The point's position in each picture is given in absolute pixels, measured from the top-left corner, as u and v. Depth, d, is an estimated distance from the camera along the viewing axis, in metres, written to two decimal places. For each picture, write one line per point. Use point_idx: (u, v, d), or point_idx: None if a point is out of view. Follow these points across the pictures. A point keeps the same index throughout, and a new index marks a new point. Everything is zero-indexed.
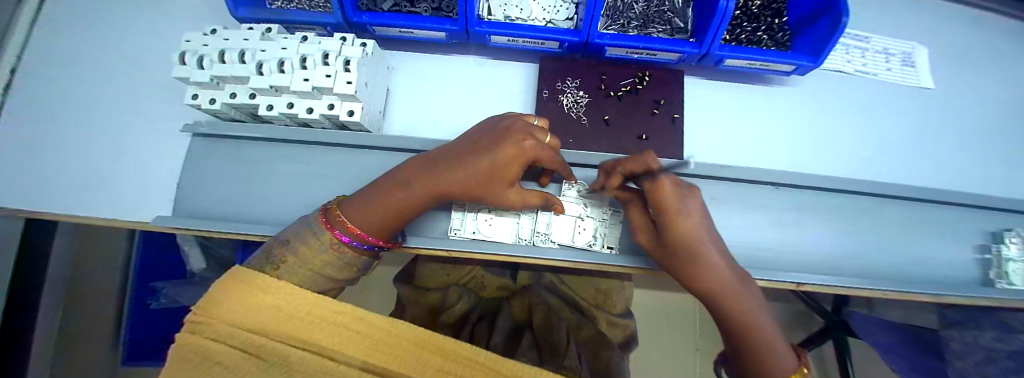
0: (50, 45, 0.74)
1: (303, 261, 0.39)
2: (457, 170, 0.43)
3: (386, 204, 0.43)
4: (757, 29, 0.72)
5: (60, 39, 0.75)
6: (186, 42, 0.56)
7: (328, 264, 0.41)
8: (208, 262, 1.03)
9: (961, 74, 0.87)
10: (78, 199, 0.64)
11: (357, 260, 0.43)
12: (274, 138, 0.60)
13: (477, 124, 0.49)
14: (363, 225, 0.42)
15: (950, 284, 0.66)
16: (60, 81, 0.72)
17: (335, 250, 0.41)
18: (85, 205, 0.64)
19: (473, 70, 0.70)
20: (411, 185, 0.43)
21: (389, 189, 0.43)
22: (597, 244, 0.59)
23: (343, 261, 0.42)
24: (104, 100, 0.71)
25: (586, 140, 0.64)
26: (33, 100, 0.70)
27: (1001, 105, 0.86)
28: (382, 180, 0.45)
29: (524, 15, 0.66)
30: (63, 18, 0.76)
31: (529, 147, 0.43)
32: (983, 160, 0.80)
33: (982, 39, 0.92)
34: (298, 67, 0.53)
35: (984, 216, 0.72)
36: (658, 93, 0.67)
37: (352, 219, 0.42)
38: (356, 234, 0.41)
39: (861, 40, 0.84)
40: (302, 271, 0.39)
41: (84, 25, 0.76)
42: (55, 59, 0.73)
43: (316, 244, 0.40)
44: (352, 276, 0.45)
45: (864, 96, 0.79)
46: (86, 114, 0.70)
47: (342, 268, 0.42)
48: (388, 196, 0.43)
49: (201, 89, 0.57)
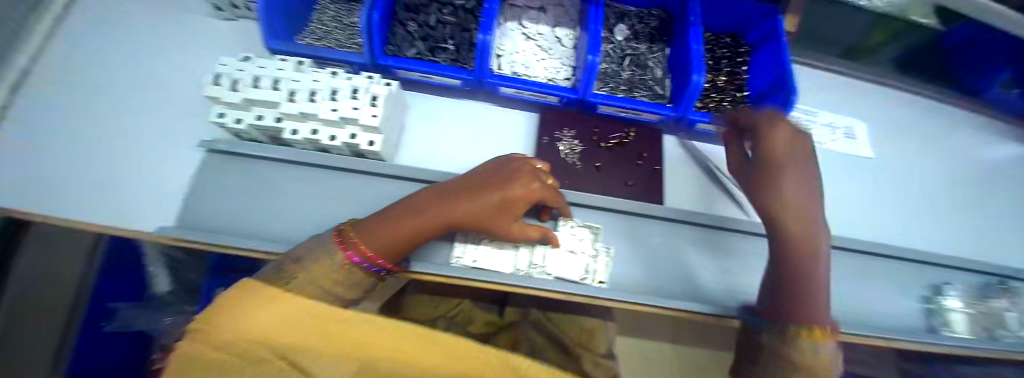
0: (75, 56, 0.78)
1: (313, 276, 0.41)
2: (469, 202, 0.48)
3: (397, 228, 0.46)
4: (723, 99, 0.85)
5: (86, 52, 0.79)
6: (221, 66, 0.62)
7: (336, 281, 0.43)
8: (175, 284, 0.89)
9: (895, 146, 1.03)
10: (73, 205, 0.64)
11: (363, 279, 0.46)
12: (294, 160, 0.65)
13: (486, 161, 0.56)
14: (374, 248, 0.44)
15: (901, 330, 0.73)
16: (79, 90, 0.75)
17: (343, 269, 0.43)
18: (79, 211, 0.63)
19: (481, 114, 0.78)
20: (425, 212, 0.47)
21: (402, 215, 0.47)
22: (590, 279, 0.62)
23: (348, 278, 0.44)
24: (120, 110, 0.74)
25: (580, 182, 0.71)
26: (45, 104, 0.73)
27: (930, 173, 1.01)
28: (393, 207, 0.49)
29: (529, 72, 0.77)
30: (93, 33, 0.81)
31: (536, 188, 0.51)
32: (921, 219, 0.92)
33: (908, 116, 1.10)
34: (326, 98, 0.60)
35: (926, 270, 0.81)
36: (642, 147, 0.77)
37: (363, 242, 0.44)
38: (365, 257, 0.44)
39: (810, 114, 0.99)
40: (312, 286, 0.41)
41: (114, 43, 0.81)
42: (78, 71, 0.77)
43: (327, 262, 0.42)
44: (355, 297, 0.47)
45: (815, 161, 0.92)
46: (99, 122, 0.72)
47: (348, 286, 0.44)
48: (400, 222, 0.46)
49: (229, 109, 0.62)
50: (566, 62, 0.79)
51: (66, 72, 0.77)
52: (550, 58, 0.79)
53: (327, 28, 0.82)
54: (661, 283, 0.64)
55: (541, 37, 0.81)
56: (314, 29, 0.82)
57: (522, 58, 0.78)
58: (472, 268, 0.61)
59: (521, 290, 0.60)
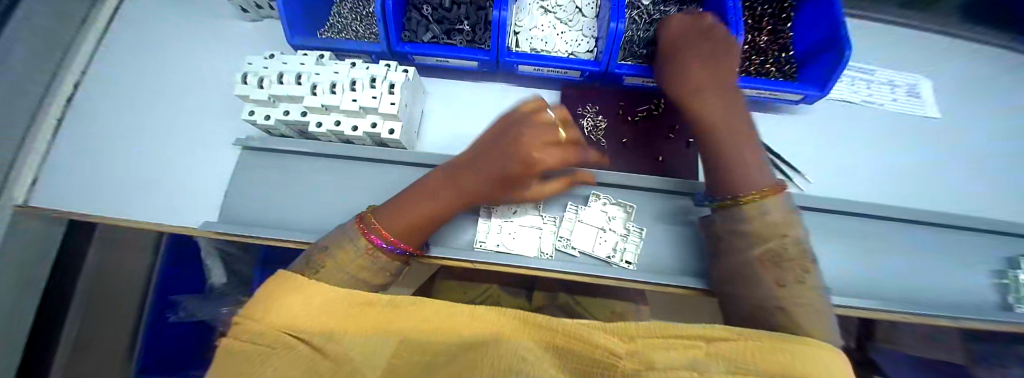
0: (115, 66, 0.83)
1: (342, 264, 0.42)
2: (478, 180, 0.46)
3: (416, 211, 0.46)
4: (766, 61, 0.76)
5: (124, 60, 0.84)
6: (248, 65, 0.63)
7: (363, 268, 0.43)
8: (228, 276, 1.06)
9: (968, 104, 0.91)
10: (131, 204, 0.69)
11: (389, 263, 0.45)
12: (320, 153, 0.66)
13: (490, 126, 0.50)
14: (396, 231, 0.44)
15: (966, 309, 0.67)
16: (124, 98, 0.80)
17: (367, 254, 0.43)
18: (134, 210, 0.69)
19: (500, 96, 0.76)
20: (439, 194, 0.47)
21: (419, 198, 0.47)
22: (617, 258, 0.61)
23: (373, 264, 0.44)
24: (158, 114, 0.78)
25: (606, 160, 0.68)
26: (95, 112, 0.78)
27: (1012, 134, 0.89)
28: (406, 192, 0.48)
29: (549, 47, 0.73)
30: (128, 42, 0.86)
31: (543, 158, 0.45)
32: (999, 185, 0.82)
33: (984, 69, 0.97)
34: (347, 89, 0.59)
35: (995, 242, 0.74)
36: (673, 119, 0.71)
37: (382, 227, 0.44)
38: (385, 242, 0.44)
39: (866, 72, 0.88)
40: (342, 274, 0.42)
41: (147, 50, 0.85)
42: (120, 80, 0.82)
43: (352, 251, 0.43)
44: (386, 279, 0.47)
45: (876, 124, 0.82)
46: (142, 127, 0.77)
47: (377, 270, 0.44)
48: (418, 205, 0.46)
49: (257, 106, 0.63)
50: (589, 33, 0.74)
51: (111, 81, 0.82)
52: (570, 31, 0.74)
53: (343, 19, 0.81)
54: (695, 262, 0.61)
55: (560, 8, 0.76)
56: (331, 21, 0.81)
57: (541, 33, 0.74)
58: (496, 251, 0.61)
59: (549, 273, 0.60)
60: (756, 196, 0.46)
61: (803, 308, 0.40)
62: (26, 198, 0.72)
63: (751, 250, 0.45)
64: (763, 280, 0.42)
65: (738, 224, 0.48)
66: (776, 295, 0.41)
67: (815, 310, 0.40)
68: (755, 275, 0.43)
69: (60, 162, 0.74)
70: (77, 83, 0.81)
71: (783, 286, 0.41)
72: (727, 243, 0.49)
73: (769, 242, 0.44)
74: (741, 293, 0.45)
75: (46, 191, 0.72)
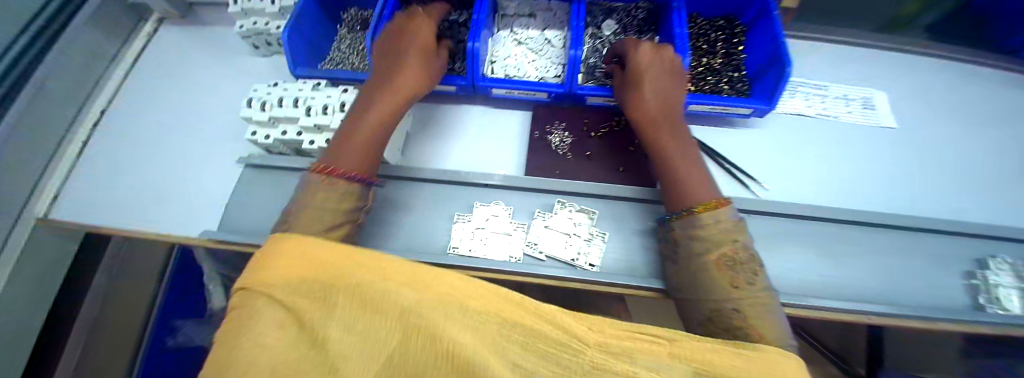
0: (135, 93, 0.95)
1: (309, 201, 0.47)
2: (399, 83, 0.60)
3: (356, 144, 0.53)
4: (719, 81, 0.84)
5: (144, 89, 0.96)
6: (254, 91, 0.73)
7: (326, 198, 0.48)
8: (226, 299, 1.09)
9: (928, 114, 0.95)
10: (138, 217, 0.76)
11: (349, 190, 0.50)
12: (312, 168, 0.73)
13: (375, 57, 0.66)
14: (348, 159, 0.52)
15: (945, 311, 0.66)
16: (142, 124, 0.90)
17: (325, 185, 0.49)
18: (142, 220, 0.76)
19: (477, 117, 0.83)
20: (375, 114, 0.56)
21: (354, 130, 0.54)
22: (581, 261, 0.65)
23: (333, 192, 0.49)
24: (171, 135, 0.87)
25: (572, 171, 0.74)
26: (114, 133, 0.89)
27: (976, 140, 0.92)
28: (343, 132, 0.55)
29: (520, 73, 0.82)
30: (149, 73, 0.98)
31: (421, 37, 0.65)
32: (966, 189, 0.84)
33: (942, 81, 1.02)
34: (337, 111, 0.68)
35: (965, 243, 0.73)
36: (634, 134, 0.78)
37: (327, 168, 0.50)
38: (336, 175, 0.49)
39: (820, 89, 0.95)
40: (310, 210, 0.47)
41: (166, 83, 0.96)
42: (140, 109, 0.92)
43: (314, 189, 0.48)
44: (352, 212, 0.51)
45: (832, 134, 0.87)
46: (155, 146, 0.86)
47: (340, 198, 0.49)
48: (354, 139, 0.54)
49: (259, 127, 0.71)
50: (556, 61, 0.83)
51: (132, 110, 0.92)
52: (540, 59, 0.84)
53: (341, 52, 0.92)
54: (655, 265, 0.64)
55: (531, 40, 0.86)
56: (331, 54, 0.92)
57: (513, 60, 0.83)
58: (469, 256, 0.65)
59: (517, 276, 0.64)
60: (707, 208, 0.49)
61: (752, 308, 0.42)
62: (46, 212, 0.79)
63: (707, 254, 0.46)
64: (720, 282, 0.44)
65: (696, 230, 0.49)
66: (732, 297, 0.42)
67: (767, 308, 0.42)
68: (712, 277, 0.45)
69: (77, 181, 0.82)
70: (102, 113, 0.92)
71: (737, 287, 0.43)
72: (683, 248, 0.51)
73: (724, 246, 0.46)
74: (698, 294, 0.46)
75: (63, 205, 0.80)
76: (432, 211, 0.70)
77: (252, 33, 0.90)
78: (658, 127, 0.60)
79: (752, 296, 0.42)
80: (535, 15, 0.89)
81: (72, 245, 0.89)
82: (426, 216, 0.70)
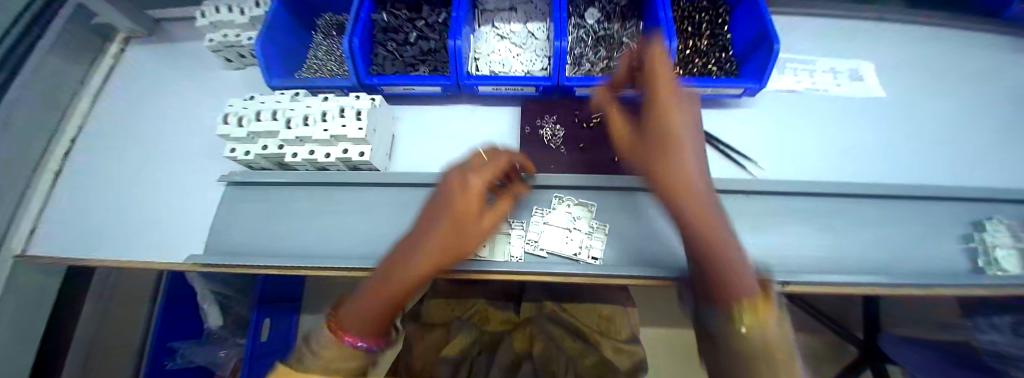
0: (108, 115, 0.91)
1: (324, 354, 0.41)
2: (433, 226, 0.49)
3: (380, 301, 0.44)
4: (707, 63, 0.84)
5: (117, 110, 0.91)
6: (230, 107, 0.69)
7: (338, 355, 0.41)
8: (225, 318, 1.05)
9: (914, 80, 0.96)
10: (121, 246, 0.73)
11: (359, 355, 0.43)
12: (299, 181, 0.71)
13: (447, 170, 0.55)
14: (358, 331, 0.43)
15: (946, 276, 0.66)
16: (118, 151, 0.85)
17: (336, 347, 0.41)
18: (127, 245, 0.73)
19: (466, 115, 0.82)
20: (408, 267, 0.46)
21: (386, 277, 0.47)
22: (584, 256, 0.64)
23: (342, 353, 0.42)
24: (150, 156, 0.84)
25: (566, 165, 0.72)
26: (87, 159, 0.85)
27: (963, 104, 0.92)
28: (368, 281, 0.47)
29: (506, 68, 0.80)
30: (121, 95, 0.94)
31: (492, 164, 0.54)
32: (957, 153, 0.84)
33: (926, 47, 1.03)
34: (319, 121, 0.64)
35: (960, 206, 0.73)
36: (626, 122, 0.76)
37: (343, 318, 0.43)
38: (344, 341, 0.41)
39: (807, 63, 0.95)
40: (318, 363, 0.41)
41: (136, 107, 0.91)
42: (115, 135, 0.88)
43: (328, 347, 0.41)
44: (357, 369, 0.44)
45: (823, 108, 0.87)
46: (135, 167, 0.83)
47: (348, 360, 0.43)
48: (380, 292, 0.45)
49: (239, 144, 0.68)
50: (542, 53, 0.81)
51: (104, 137, 0.87)
52: (525, 52, 0.82)
53: (318, 60, 0.89)
54: (657, 253, 0.64)
55: (514, 34, 0.84)
56: (308, 62, 0.89)
57: (498, 56, 0.81)
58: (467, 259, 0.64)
59: (518, 275, 0.62)
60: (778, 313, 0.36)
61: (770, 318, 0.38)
62: (23, 247, 0.76)
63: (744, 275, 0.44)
64: None
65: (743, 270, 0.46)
66: None
67: None
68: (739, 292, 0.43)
69: (56, 213, 0.78)
70: (74, 139, 0.87)
71: None
72: None
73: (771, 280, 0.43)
74: None
75: (40, 240, 0.76)
76: None
77: (224, 46, 0.86)
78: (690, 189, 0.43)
79: (762, 276, 0.35)
80: (516, 8, 0.86)
81: (53, 280, 0.85)
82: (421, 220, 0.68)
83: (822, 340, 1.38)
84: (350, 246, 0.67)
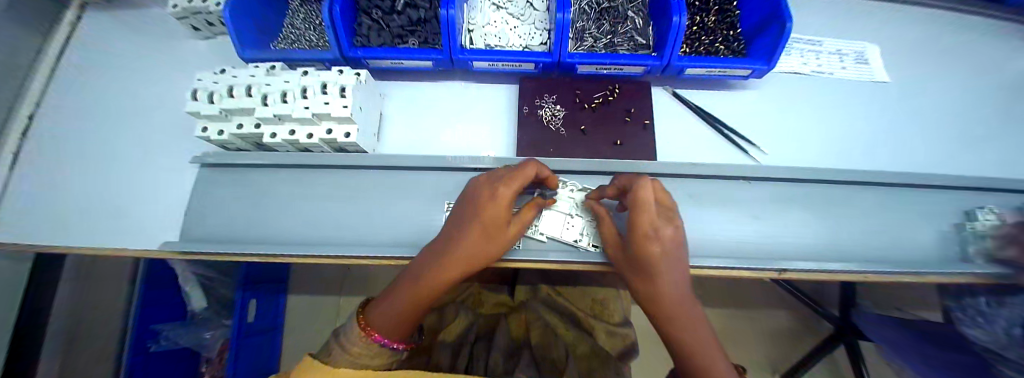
0: (60, 86, 0.81)
1: (349, 348, 0.50)
2: (456, 245, 0.51)
3: (404, 306, 0.52)
4: (714, 41, 0.80)
5: (70, 81, 0.82)
6: (198, 81, 0.60)
7: (360, 353, 0.50)
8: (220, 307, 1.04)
9: (918, 65, 0.94)
10: (86, 230, 0.67)
11: (382, 350, 0.51)
12: (280, 163, 0.66)
13: (471, 183, 0.54)
14: (382, 330, 0.50)
15: (937, 263, 0.67)
16: (76, 124, 0.77)
17: (362, 343, 0.49)
18: (93, 229, 0.67)
19: (460, 93, 0.77)
20: (431, 278, 0.51)
21: (410, 284, 0.52)
22: (584, 241, 0.62)
23: (368, 352, 0.50)
24: (114, 132, 0.76)
25: (566, 148, 0.69)
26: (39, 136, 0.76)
27: (963, 91, 0.91)
28: (395, 282, 0.55)
29: (503, 42, 0.74)
30: (74, 64, 0.84)
31: (520, 179, 0.50)
32: (953, 140, 0.84)
33: (932, 30, 1.00)
34: (299, 97, 0.58)
35: (955, 194, 0.73)
36: (628, 103, 0.73)
37: (370, 322, 0.50)
38: (372, 338, 0.49)
39: (814, 44, 0.92)
40: (346, 357, 0.50)
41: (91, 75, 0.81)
42: (74, 106, 0.79)
43: (355, 344, 0.50)
44: (383, 363, 0.54)
45: (827, 92, 0.85)
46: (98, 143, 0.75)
47: (373, 356, 0.51)
48: (407, 296, 0.52)
49: (211, 122, 0.61)
50: (541, 26, 0.76)
51: (55, 108, 0.77)
52: (522, 25, 0.76)
53: (296, 29, 0.81)
54: None
55: (511, 4, 0.77)
56: (285, 32, 0.81)
57: (493, 28, 0.75)
58: None
59: (515, 262, 0.61)
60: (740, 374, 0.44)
61: None
62: None
63: None
64: None
65: None
66: None
67: None
68: None
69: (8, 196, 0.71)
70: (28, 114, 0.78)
71: None
72: None
73: None
74: None
75: None
76: (420, 201, 0.66)
77: (189, 11, 0.77)
78: (680, 319, 0.42)
79: (712, 337, 0.43)
80: None
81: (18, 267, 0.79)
82: (413, 206, 0.65)
83: (801, 320, 1.45)
84: (339, 233, 0.64)
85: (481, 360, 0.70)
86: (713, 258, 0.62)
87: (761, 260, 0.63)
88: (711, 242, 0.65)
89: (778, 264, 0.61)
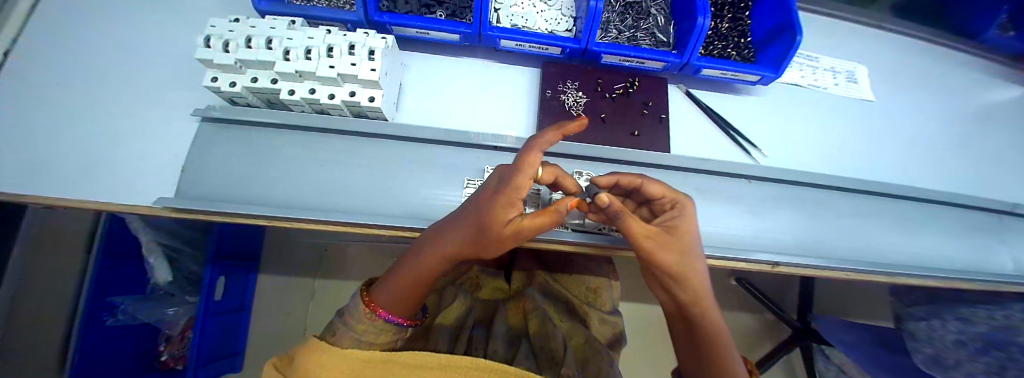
0: None
1: (355, 325, 0.50)
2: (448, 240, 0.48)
3: (402, 288, 0.50)
4: (727, 46, 0.84)
5: None
6: (211, 28, 0.56)
7: (366, 330, 0.50)
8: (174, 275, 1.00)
9: (899, 88, 1.02)
10: (47, 175, 0.59)
11: (386, 326, 0.51)
12: (293, 124, 0.63)
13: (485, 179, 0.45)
14: (384, 305, 0.50)
15: (904, 266, 0.74)
16: (41, 51, 0.66)
17: (366, 319, 0.50)
18: (59, 176, 0.60)
19: (482, 71, 0.76)
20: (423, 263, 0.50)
21: (409, 267, 0.51)
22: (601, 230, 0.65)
23: (371, 328, 0.50)
24: (81, 68, 0.67)
25: (584, 134, 0.70)
26: None
27: (933, 116, 1.00)
28: (398, 261, 0.54)
29: (529, 24, 0.75)
30: None
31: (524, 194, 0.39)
32: (922, 160, 0.93)
33: (912, 58, 1.10)
34: (323, 56, 0.55)
35: (923, 207, 0.81)
36: (646, 96, 0.76)
37: (374, 299, 0.51)
38: (377, 313, 0.50)
39: (811, 60, 0.99)
40: (351, 334, 0.50)
41: (66, 5, 0.71)
42: (40, 30, 0.68)
43: (360, 320, 0.50)
44: (388, 341, 0.54)
45: (821, 104, 0.91)
46: (50, 77, 0.65)
47: (379, 333, 0.51)
48: (404, 277, 0.51)
49: (222, 72, 0.57)
50: (567, 13, 0.77)
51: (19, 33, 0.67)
52: (549, 9, 0.76)
53: None
54: None
55: None
56: None
57: (520, 9, 0.75)
58: None
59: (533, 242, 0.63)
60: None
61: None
62: None
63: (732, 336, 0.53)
64: None
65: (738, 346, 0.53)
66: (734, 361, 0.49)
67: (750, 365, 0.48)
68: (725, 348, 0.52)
69: None
70: None
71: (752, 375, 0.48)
72: None
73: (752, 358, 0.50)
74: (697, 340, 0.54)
75: None
76: (437, 174, 0.65)
77: None
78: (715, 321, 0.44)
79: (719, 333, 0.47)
80: None
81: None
82: (429, 178, 0.64)
83: (765, 323, 1.56)
84: (351, 201, 0.62)
85: (481, 347, 0.70)
86: (711, 247, 0.66)
87: (754, 252, 0.68)
88: (711, 234, 0.68)
89: (770, 257, 0.66)
